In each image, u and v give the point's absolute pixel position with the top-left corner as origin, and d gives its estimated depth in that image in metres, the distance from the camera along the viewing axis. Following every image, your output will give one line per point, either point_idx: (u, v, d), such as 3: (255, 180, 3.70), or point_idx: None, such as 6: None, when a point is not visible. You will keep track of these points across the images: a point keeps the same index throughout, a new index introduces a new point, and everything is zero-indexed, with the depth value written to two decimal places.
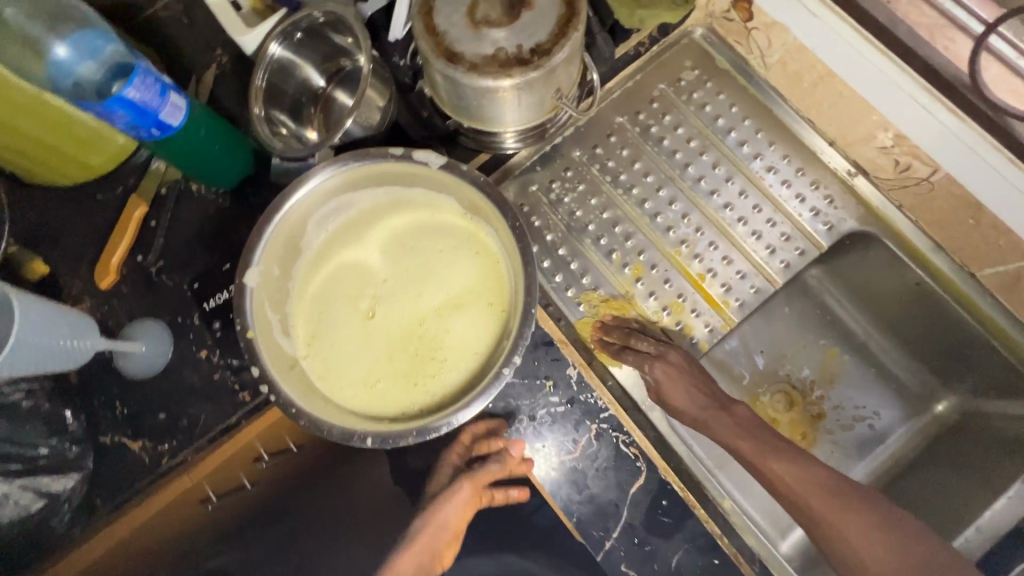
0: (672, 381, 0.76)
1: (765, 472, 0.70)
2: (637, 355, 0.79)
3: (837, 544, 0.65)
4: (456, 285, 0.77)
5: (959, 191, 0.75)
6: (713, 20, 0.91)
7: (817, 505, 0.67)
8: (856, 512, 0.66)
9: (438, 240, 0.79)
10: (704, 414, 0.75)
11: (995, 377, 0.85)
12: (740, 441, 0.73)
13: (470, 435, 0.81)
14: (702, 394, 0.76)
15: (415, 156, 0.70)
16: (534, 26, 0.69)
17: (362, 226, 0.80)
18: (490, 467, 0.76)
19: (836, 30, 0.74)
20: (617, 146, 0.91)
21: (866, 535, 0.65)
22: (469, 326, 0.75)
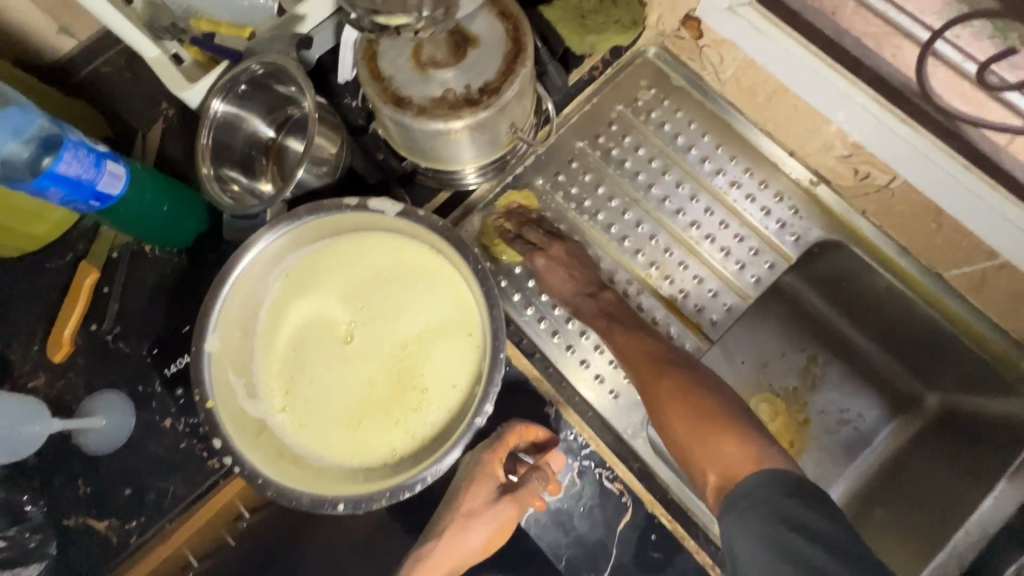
0: (551, 270, 0.82)
1: (612, 342, 0.78)
2: (524, 246, 0.84)
3: (658, 407, 0.73)
4: (435, 310, 0.72)
5: (917, 197, 0.75)
6: (665, 39, 0.90)
7: (643, 369, 0.75)
8: (676, 379, 0.73)
9: (409, 271, 0.73)
10: (581, 298, 0.81)
11: (972, 373, 0.85)
12: (595, 321, 0.80)
13: (516, 439, 0.76)
14: (577, 281, 0.81)
15: (371, 205, 0.68)
16: (481, 64, 0.68)
17: (328, 259, 0.74)
18: (535, 483, 0.74)
19: (784, 46, 0.74)
20: (579, 172, 0.90)
21: (682, 397, 0.72)
22: (449, 358, 0.70)
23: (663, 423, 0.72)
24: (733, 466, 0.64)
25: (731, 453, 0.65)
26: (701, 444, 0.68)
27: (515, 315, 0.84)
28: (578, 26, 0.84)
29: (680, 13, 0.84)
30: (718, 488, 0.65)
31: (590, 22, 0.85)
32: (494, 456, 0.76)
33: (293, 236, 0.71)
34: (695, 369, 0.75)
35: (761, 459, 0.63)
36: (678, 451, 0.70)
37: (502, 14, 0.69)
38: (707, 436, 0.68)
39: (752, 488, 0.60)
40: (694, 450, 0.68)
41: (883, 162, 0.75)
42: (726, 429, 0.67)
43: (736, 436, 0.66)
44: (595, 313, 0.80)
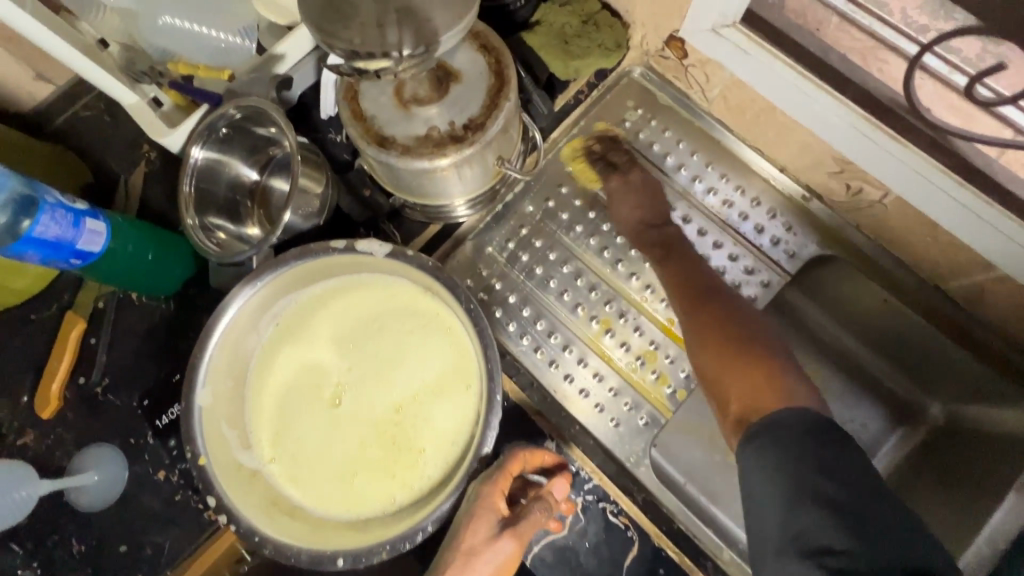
0: (620, 196, 0.86)
1: (662, 269, 0.81)
2: (604, 169, 0.88)
3: (692, 335, 0.76)
4: (433, 366, 0.72)
5: (911, 212, 0.75)
6: (649, 58, 0.89)
7: (689, 302, 0.78)
8: (720, 317, 0.75)
9: (408, 320, 0.73)
10: (646, 228, 0.84)
11: (974, 382, 0.84)
12: (649, 249, 0.83)
13: (519, 466, 0.71)
14: (645, 210, 0.85)
15: (358, 247, 0.67)
16: (465, 99, 0.67)
17: (326, 309, 0.74)
18: (539, 516, 0.69)
19: (770, 66, 0.74)
20: (570, 196, 0.89)
21: (720, 332, 0.74)
22: (446, 413, 0.70)
23: (697, 355, 0.75)
24: (761, 397, 0.67)
25: (761, 387, 0.67)
26: (733, 376, 0.70)
27: (511, 344, 0.84)
28: (563, 52, 0.84)
29: (663, 34, 0.83)
30: (740, 415, 0.68)
31: (574, 46, 0.84)
32: (495, 486, 0.69)
33: (287, 282, 0.70)
34: (739, 310, 0.76)
35: (789, 396, 0.65)
36: (708, 382, 0.73)
37: (483, 48, 0.69)
38: (741, 370, 0.70)
39: (779, 422, 0.62)
40: (724, 381, 0.71)
41: (876, 179, 0.75)
42: (759, 366, 0.69)
43: (768, 374, 0.68)
44: (654, 243, 0.83)
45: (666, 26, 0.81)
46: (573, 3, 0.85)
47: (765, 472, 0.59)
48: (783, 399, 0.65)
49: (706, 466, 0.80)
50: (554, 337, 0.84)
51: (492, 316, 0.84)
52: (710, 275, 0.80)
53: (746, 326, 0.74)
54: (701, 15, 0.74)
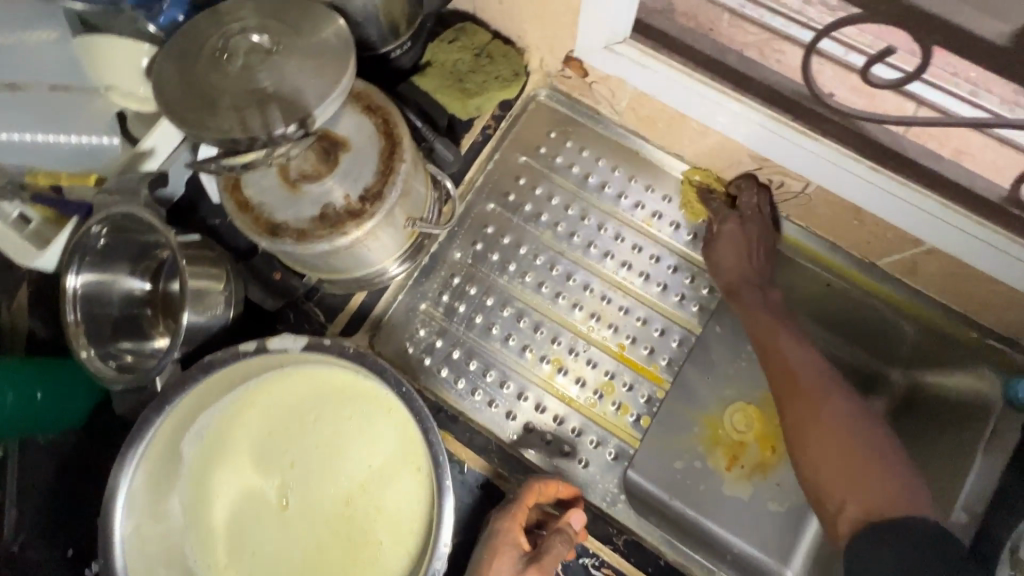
0: (727, 240, 0.81)
1: (764, 340, 0.76)
2: (716, 209, 0.83)
3: (805, 423, 0.68)
4: (377, 454, 0.67)
5: (835, 199, 0.74)
6: (552, 80, 0.86)
7: (792, 390, 0.70)
8: (832, 412, 0.67)
9: (345, 402, 0.68)
10: (746, 284, 0.80)
11: (923, 349, 0.84)
12: (757, 313, 0.77)
13: (536, 494, 0.69)
14: (742, 263, 0.80)
15: (271, 346, 0.62)
16: (357, 168, 0.62)
17: (255, 408, 0.69)
18: (560, 546, 0.66)
19: (669, 76, 0.72)
20: (496, 236, 0.85)
21: (835, 430, 0.66)
22: (398, 498, 0.65)
23: (806, 453, 0.67)
24: (883, 504, 0.60)
25: (881, 489, 0.61)
26: (847, 478, 0.63)
27: (462, 403, 0.79)
28: (460, 90, 0.80)
29: (560, 54, 0.80)
30: (857, 521, 0.61)
31: (470, 82, 0.80)
32: (513, 521, 0.67)
33: (204, 392, 0.65)
34: (849, 400, 0.68)
35: (914, 505, 0.59)
36: (816, 482, 0.66)
37: (368, 109, 0.64)
38: (860, 475, 0.63)
39: (906, 535, 0.56)
40: (835, 483, 0.64)
41: (795, 172, 0.74)
42: (879, 467, 0.62)
43: (890, 479, 0.62)
44: (755, 306, 0.78)
45: (561, 46, 0.78)
46: (462, 38, 0.81)
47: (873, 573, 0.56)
48: (911, 509, 0.59)
49: (687, 481, 0.79)
50: (507, 386, 0.80)
51: (437, 376, 0.80)
52: (810, 355, 0.73)
53: (862, 420, 0.66)
54: (590, 32, 0.72)
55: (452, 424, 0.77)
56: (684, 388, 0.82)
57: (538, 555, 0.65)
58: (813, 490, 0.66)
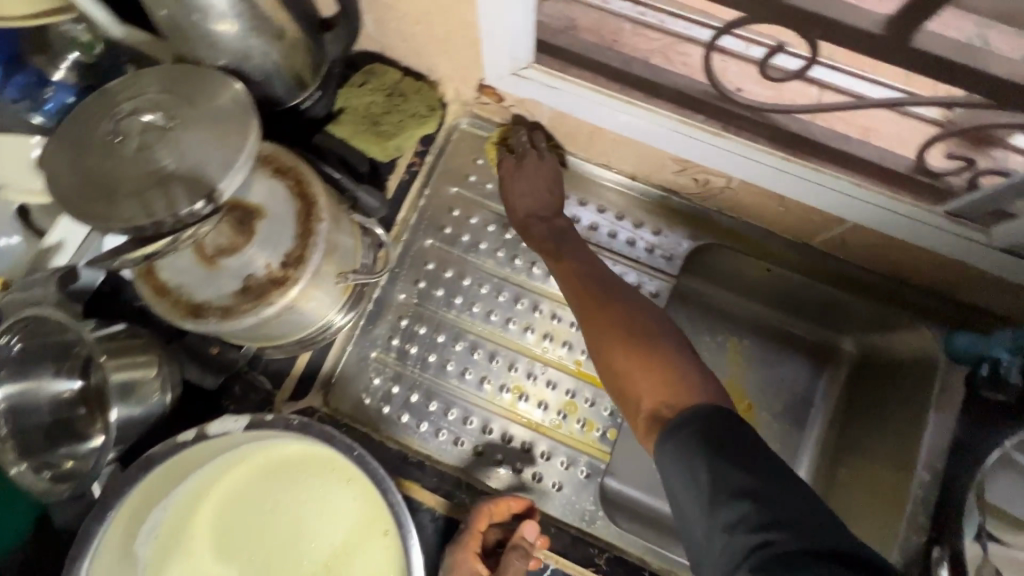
0: (514, 180, 0.83)
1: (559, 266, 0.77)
2: (504, 157, 0.85)
3: (595, 330, 0.67)
4: (340, 526, 0.65)
5: (756, 189, 0.76)
6: (471, 108, 0.85)
7: (584, 305, 0.71)
8: (614, 316, 0.67)
9: (303, 474, 0.66)
10: (537, 219, 0.82)
11: (868, 317, 0.88)
12: (545, 244, 0.80)
13: (481, 517, 0.69)
14: (538, 200, 0.82)
15: (211, 431, 0.60)
16: (274, 235, 0.61)
17: (209, 499, 0.66)
18: (516, 561, 0.66)
19: (579, 93, 0.73)
20: (438, 270, 0.84)
21: (619, 333, 0.65)
22: (366, 571, 0.63)
23: (601, 361, 0.65)
24: (663, 390, 0.57)
25: (657, 374, 0.59)
26: (632, 371, 0.60)
27: (428, 446, 0.77)
28: (375, 134, 0.79)
29: (473, 83, 0.79)
30: (651, 412, 0.57)
31: (386, 124, 0.79)
32: (467, 551, 0.67)
33: (152, 487, 0.62)
34: (634, 307, 0.68)
35: (688, 382, 0.57)
36: (614, 386, 0.63)
37: (278, 173, 0.63)
38: (644, 363, 0.60)
39: (688, 415, 0.53)
40: (624, 379, 0.61)
41: (715, 169, 0.75)
42: (657, 355, 0.60)
43: (667, 363, 0.60)
44: (546, 237, 0.81)
45: (471, 75, 0.78)
46: (371, 80, 0.80)
47: (677, 470, 0.51)
48: (683, 386, 0.57)
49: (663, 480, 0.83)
50: (470, 422, 0.79)
51: (399, 424, 0.78)
52: (604, 274, 0.75)
53: (644, 322, 0.66)
54: (496, 60, 0.71)
55: (419, 472, 0.74)
56: None
57: None
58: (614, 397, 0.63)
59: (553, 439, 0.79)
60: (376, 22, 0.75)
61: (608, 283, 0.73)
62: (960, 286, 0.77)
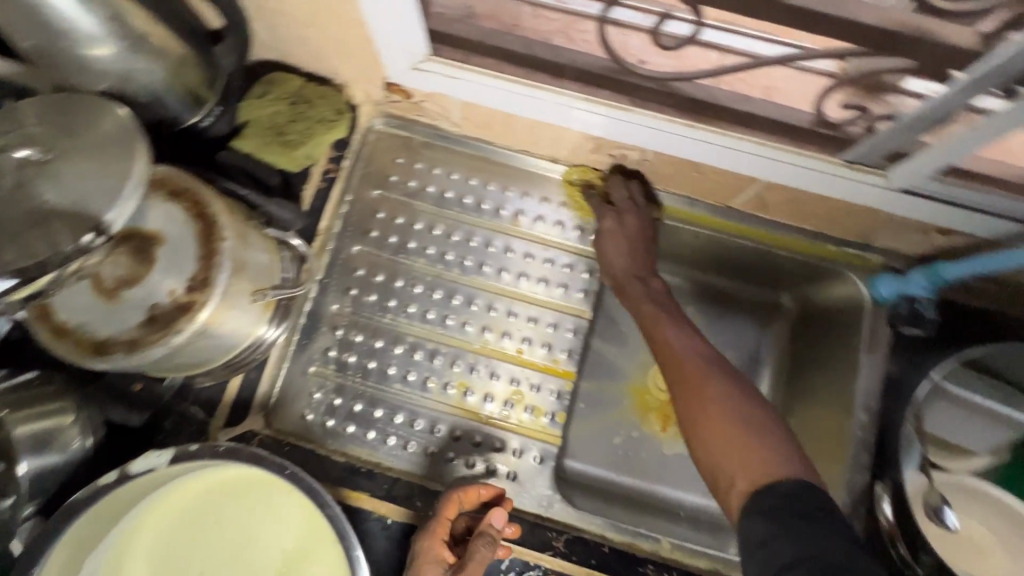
0: (609, 236, 0.82)
1: (657, 336, 0.75)
2: (598, 205, 0.84)
3: (694, 397, 0.66)
4: (284, 547, 0.63)
5: (671, 159, 0.76)
6: (383, 108, 0.84)
7: (677, 371, 0.70)
8: (711, 388, 0.65)
9: (244, 499, 0.64)
10: (631, 278, 0.81)
11: (799, 271, 0.89)
12: (643, 305, 0.79)
13: (453, 504, 0.69)
14: (632, 257, 0.82)
15: (133, 470, 0.58)
16: (176, 259, 0.58)
17: (142, 544, 0.63)
18: (484, 549, 0.64)
19: (483, 81, 0.72)
20: (370, 276, 0.83)
21: (718, 408, 0.63)
22: None
23: (693, 430, 0.64)
24: (759, 471, 0.56)
25: (755, 454, 0.57)
26: (731, 448, 0.59)
27: (378, 454, 0.76)
28: (281, 144, 0.77)
29: (379, 82, 0.78)
30: (745, 494, 0.55)
31: (292, 133, 0.77)
32: (434, 538, 0.67)
33: (86, 527, 0.59)
34: (729, 382, 0.66)
35: (790, 468, 0.55)
36: (706, 459, 0.62)
37: (173, 196, 0.60)
38: (741, 441, 0.59)
39: (788, 502, 0.52)
40: (718, 454, 0.60)
41: (627, 143, 0.76)
42: (756, 435, 0.59)
43: (766, 443, 0.58)
44: (639, 298, 0.80)
45: (375, 74, 0.76)
46: (272, 90, 0.78)
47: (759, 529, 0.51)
48: (786, 472, 0.54)
49: (626, 452, 0.91)
50: (418, 424, 0.78)
51: (345, 435, 0.77)
52: (695, 342, 0.73)
53: (743, 400, 0.64)
54: (395, 56, 0.70)
55: (369, 481, 0.73)
56: (605, 367, 0.95)
57: (461, 565, 0.64)
58: (703, 468, 0.62)
59: (504, 430, 0.79)
60: (268, 28, 0.72)
61: (710, 353, 0.70)
62: (876, 231, 0.79)
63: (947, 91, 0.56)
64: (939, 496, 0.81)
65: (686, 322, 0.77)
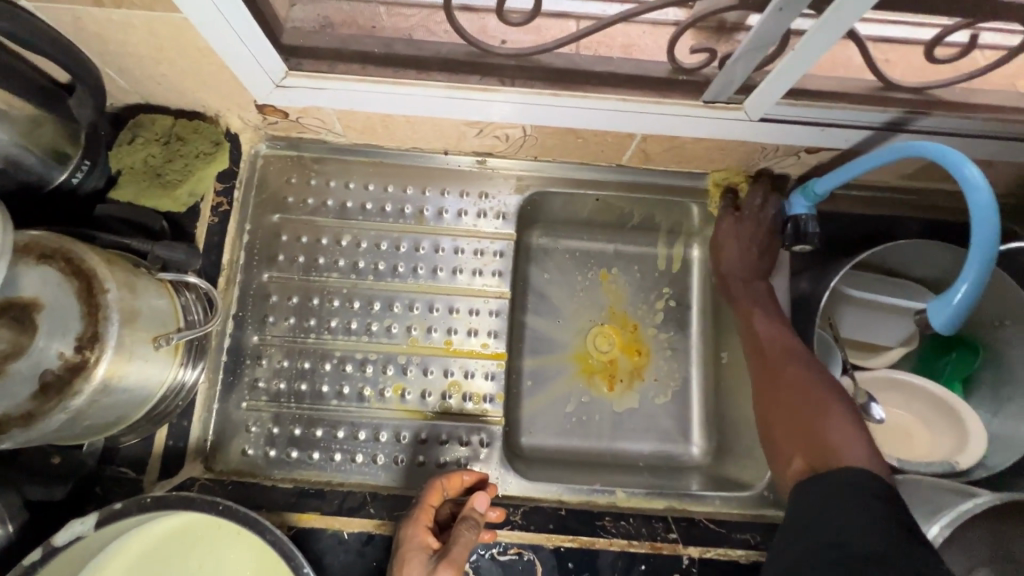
0: (727, 237, 0.88)
1: (749, 329, 0.83)
2: (727, 207, 0.90)
3: (778, 388, 0.75)
4: None
5: (551, 130, 0.78)
6: (264, 132, 0.83)
7: (762, 367, 0.79)
8: (793, 384, 0.73)
9: (189, 547, 0.64)
10: (737, 277, 0.88)
11: (699, 214, 0.94)
12: (740, 300, 0.86)
13: (440, 488, 0.70)
14: (743, 259, 0.87)
15: (58, 542, 0.56)
16: (59, 321, 0.56)
17: None
18: (467, 530, 0.65)
19: (350, 87, 0.71)
20: (285, 300, 0.82)
21: (795, 398, 0.72)
22: None
23: (770, 418, 0.74)
24: (824, 457, 0.64)
25: (829, 444, 0.65)
26: (807, 437, 0.67)
27: (327, 473, 0.76)
28: (160, 186, 0.75)
29: (251, 107, 0.76)
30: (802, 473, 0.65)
31: (169, 173, 0.75)
32: (417, 523, 0.67)
33: None
34: (820, 380, 0.72)
35: (853, 458, 0.62)
36: (776, 442, 0.72)
37: (44, 257, 0.58)
38: (811, 431, 0.68)
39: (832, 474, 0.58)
40: (786, 441, 0.70)
41: (505, 122, 0.77)
42: (831, 426, 0.66)
43: (833, 434, 0.65)
44: (740, 297, 0.86)
45: (244, 100, 0.75)
46: (139, 134, 0.75)
47: (799, 513, 0.57)
48: (847, 458, 0.62)
49: (580, 419, 0.94)
50: (362, 435, 0.78)
51: (290, 461, 0.76)
52: (788, 337, 0.79)
53: (824, 397, 0.70)
54: (255, 78, 0.69)
55: (317, 500, 0.71)
56: (545, 342, 0.97)
57: (445, 549, 0.63)
58: (772, 450, 0.73)
59: (449, 421, 0.80)
60: (120, 73, 0.70)
61: (798, 350, 0.77)
62: (757, 161, 0.84)
63: (763, 20, 0.58)
64: (865, 394, 0.86)
65: (781, 319, 0.82)
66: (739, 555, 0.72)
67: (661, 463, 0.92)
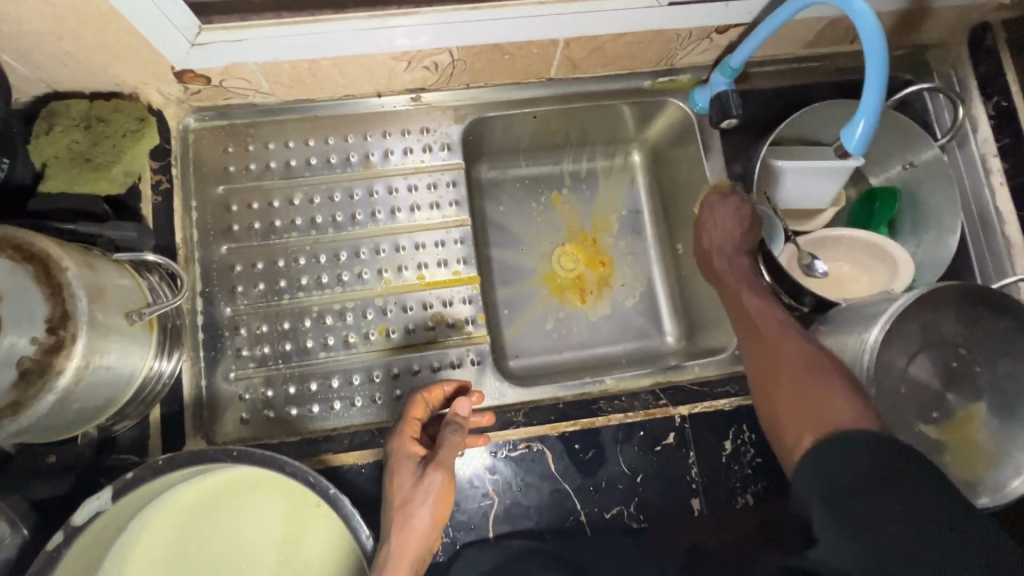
0: (712, 215, 0.89)
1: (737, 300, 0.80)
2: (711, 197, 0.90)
3: (767, 356, 0.71)
4: (274, 521, 0.68)
5: (477, 49, 0.79)
6: (188, 105, 0.81)
7: (754, 339, 0.74)
8: (783, 351, 0.69)
9: (218, 498, 0.68)
10: (720, 254, 0.87)
11: (633, 117, 0.98)
12: (723, 272, 0.85)
13: (419, 402, 0.72)
14: (725, 236, 0.87)
15: (78, 519, 0.57)
16: (22, 308, 0.55)
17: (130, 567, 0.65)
18: (452, 437, 0.67)
19: (268, 36, 0.70)
20: (250, 268, 0.82)
21: (786, 366, 0.68)
22: (321, 540, 0.67)
23: (764, 392, 0.69)
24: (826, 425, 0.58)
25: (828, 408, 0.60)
26: (805, 403, 0.62)
27: (330, 422, 0.78)
28: (92, 173, 0.73)
29: (169, 77, 0.74)
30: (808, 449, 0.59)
31: (100, 157, 0.73)
32: (403, 434, 0.69)
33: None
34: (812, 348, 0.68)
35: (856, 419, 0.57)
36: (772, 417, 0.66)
37: None
38: (806, 395, 0.63)
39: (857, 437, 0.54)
40: (783, 411, 0.64)
41: (431, 49, 0.77)
42: (828, 390, 0.61)
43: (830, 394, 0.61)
44: (726, 274, 0.85)
45: (160, 69, 0.72)
46: (56, 123, 0.72)
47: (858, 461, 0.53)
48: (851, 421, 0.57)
49: (560, 331, 0.99)
50: (356, 379, 0.80)
51: (292, 418, 0.78)
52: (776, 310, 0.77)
53: (818, 361, 0.66)
54: (169, 42, 0.68)
55: (327, 443, 0.74)
56: (513, 271, 1.00)
57: (434, 454, 0.66)
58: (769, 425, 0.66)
59: (436, 350, 0.83)
60: (19, 59, 0.67)
61: (787, 320, 0.75)
62: (673, 52, 0.89)
63: None
64: (808, 254, 0.94)
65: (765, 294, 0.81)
66: (722, 405, 0.79)
67: (642, 355, 0.99)
